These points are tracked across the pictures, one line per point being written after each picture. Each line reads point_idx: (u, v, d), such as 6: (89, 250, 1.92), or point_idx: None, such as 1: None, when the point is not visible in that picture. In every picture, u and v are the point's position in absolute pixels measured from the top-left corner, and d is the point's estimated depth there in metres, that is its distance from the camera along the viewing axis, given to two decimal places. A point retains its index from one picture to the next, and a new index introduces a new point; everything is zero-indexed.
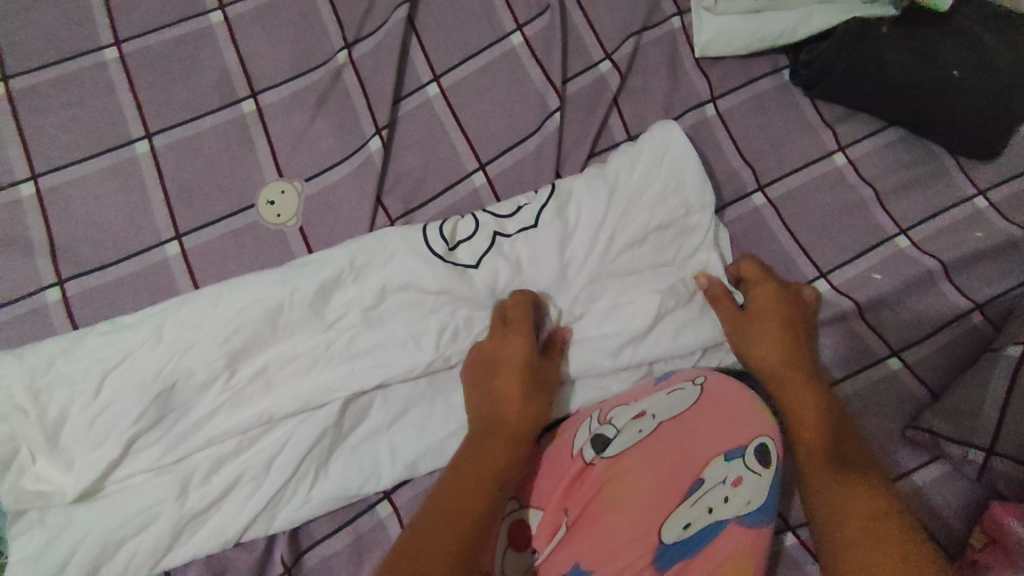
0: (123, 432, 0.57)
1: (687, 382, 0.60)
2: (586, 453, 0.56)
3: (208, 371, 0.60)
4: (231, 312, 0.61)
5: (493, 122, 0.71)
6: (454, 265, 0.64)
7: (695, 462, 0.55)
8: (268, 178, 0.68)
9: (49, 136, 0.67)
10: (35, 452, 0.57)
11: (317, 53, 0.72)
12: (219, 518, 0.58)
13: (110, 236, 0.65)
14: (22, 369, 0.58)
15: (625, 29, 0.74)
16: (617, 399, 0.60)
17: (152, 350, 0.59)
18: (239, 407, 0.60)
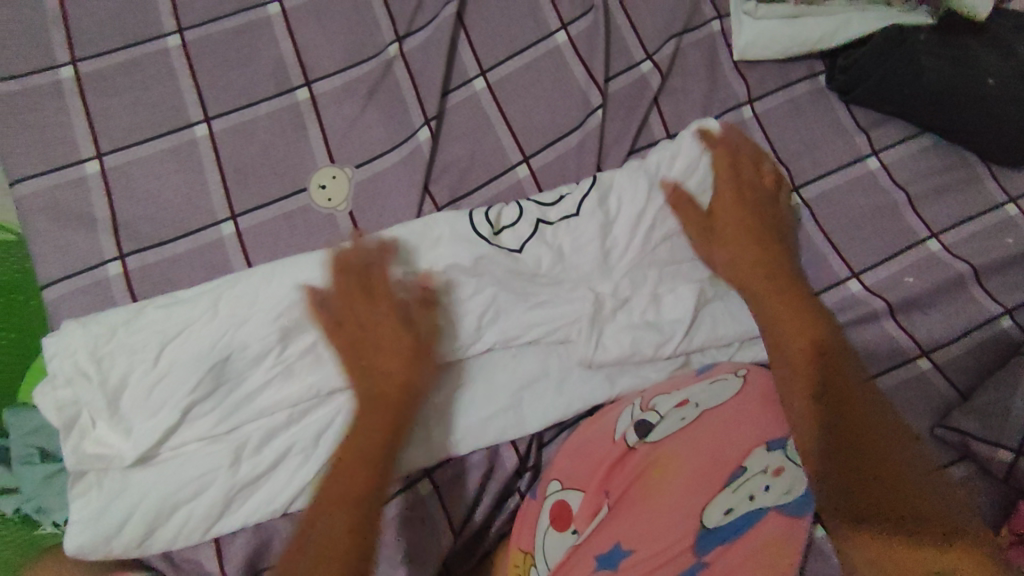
0: (179, 400, 0.60)
1: (730, 374, 0.63)
2: (630, 437, 0.59)
3: (259, 345, 0.62)
4: (285, 290, 0.63)
5: (537, 116, 0.73)
6: (501, 248, 0.66)
7: (736, 451, 0.57)
8: (320, 163, 0.70)
9: (114, 118, 0.70)
10: (95, 418, 0.59)
11: (369, 45, 0.75)
12: (269, 489, 0.61)
13: (168, 214, 0.68)
14: (86, 337, 0.60)
15: (667, 31, 0.77)
16: (657, 388, 0.63)
17: (208, 324, 0.62)
18: (290, 381, 0.62)
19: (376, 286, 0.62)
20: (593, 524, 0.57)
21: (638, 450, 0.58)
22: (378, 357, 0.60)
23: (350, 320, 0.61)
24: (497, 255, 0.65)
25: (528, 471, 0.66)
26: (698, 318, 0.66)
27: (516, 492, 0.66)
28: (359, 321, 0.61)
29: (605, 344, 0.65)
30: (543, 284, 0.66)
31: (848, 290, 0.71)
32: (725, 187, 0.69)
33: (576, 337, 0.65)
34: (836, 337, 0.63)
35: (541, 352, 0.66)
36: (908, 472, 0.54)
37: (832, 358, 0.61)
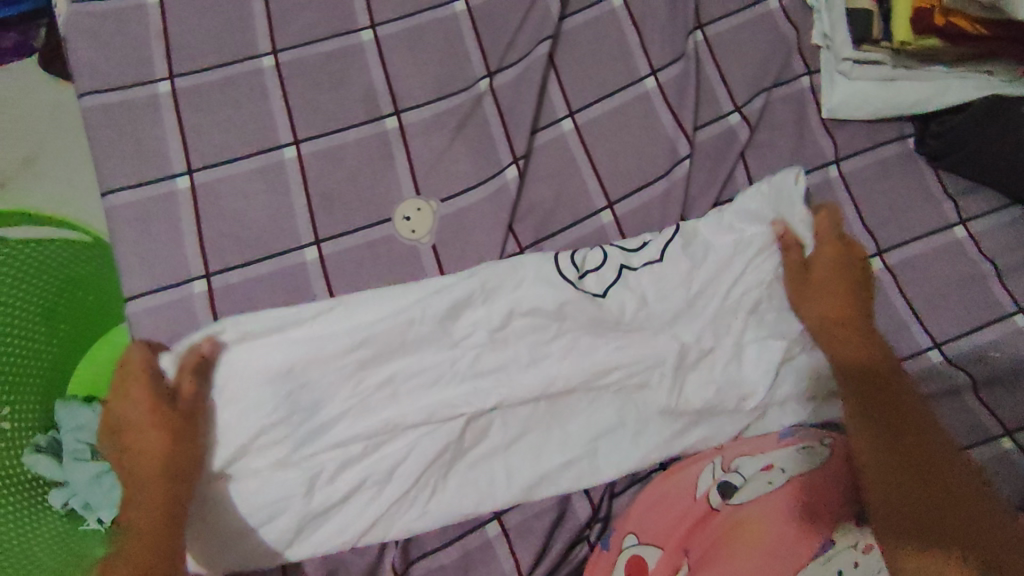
0: (257, 422, 0.60)
1: (817, 443, 0.63)
2: (713, 496, 0.61)
3: (333, 372, 0.62)
4: (365, 320, 0.63)
5: (623, 161, 0.74)
6: (586, 295, 0.66)
7: (824, 521, 0.57)
8: (406, 194, 0.71)
9: (207, 135, 0.71)
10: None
11: (459, 78, 0.75)
12: (342, 518, 0.62)
13: (251, 234, 0.69)
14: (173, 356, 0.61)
15: (756, 85, 0.77)
16: (741, 449, 0.64)
17: (283, 348, 0.62)
18: (365, 414, 0.62)
19: (130, 368, 0.60)
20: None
21: (722, 510, 0.60)
22: (144, 440, 0.58)
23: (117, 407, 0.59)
24: (585, 304, 0.65)
25: (599, 522, 0.66)
26: (781, 371, 0.67)
27: (585, 540, 0.66)
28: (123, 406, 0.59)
29: (688, 393, 0.66)
30: (626, 327, 0.66)
31: (927, 360, 0.70)
32: (826, 257, 0.66)
33: (658, 383, 0.65)
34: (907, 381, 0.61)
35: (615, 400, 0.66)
36: (985, 536, 0.51)
37: (904, 410, 0.59)
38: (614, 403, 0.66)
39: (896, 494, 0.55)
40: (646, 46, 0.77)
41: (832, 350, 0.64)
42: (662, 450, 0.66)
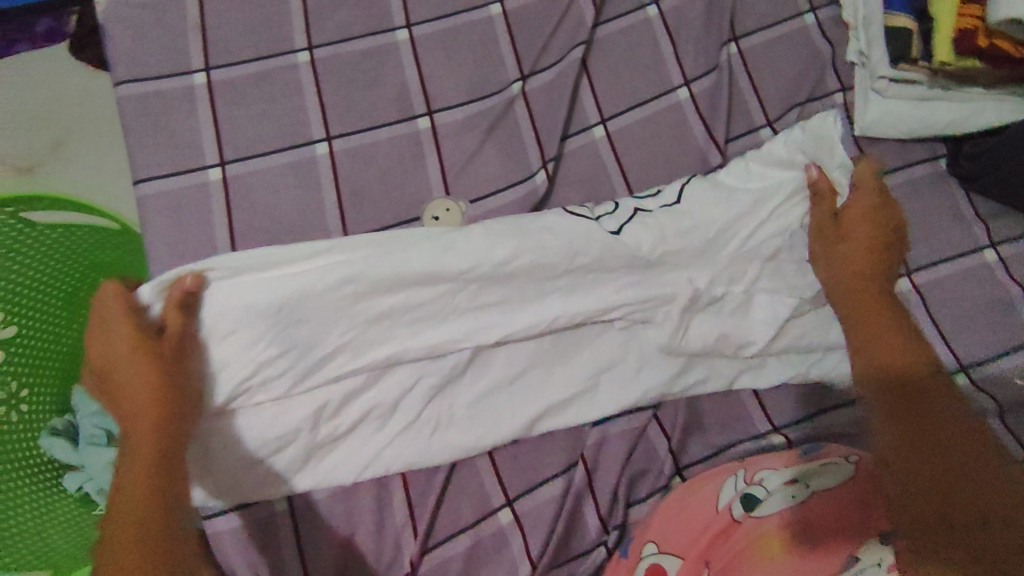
0: (255, 354, 0.60)
1: (840, 459, 0.62)
2: (736, 508, 0.61)
3: (326, 302, 0.62)
4: (364, 254, 0.63)
5: (652, 170, 0.75)
6: (602, 228, 0.68)
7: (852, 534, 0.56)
8: (436, 194, 0.71)
9: (241, 127, 0.72)
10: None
11: (492, 80, 0.75)
12: (343, 454, 0.63)
13: (281, 228, 0.69)
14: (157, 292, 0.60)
15: (789, 100, 0.78)
16: (762, 460, 0.65)
17: (273, 284, 0.61)
18: (365, 348, 0.63)
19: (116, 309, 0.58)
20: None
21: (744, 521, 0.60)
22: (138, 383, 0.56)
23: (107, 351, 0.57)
24: (594, 228, 0.68)
25: (616, 528, 0.65)
26: (786, 323, 0.69)
27: (603, 544, 0.64)
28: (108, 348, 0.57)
29: (690, 334, 0.67)
30: (637, 266, 0.68)
31: (953, 382, 0.69)
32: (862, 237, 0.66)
33: (664, 321, 0.67)
34: (939, 380, 0.59)
35: (621, 338, 0.68)
36: (997, 495, 0.49)
37: (921, 383, 0.59)
38: (635, 404, 0.66)
39: (915, 482, 0.53)
40: (679, 56, 0.77)
41: (862, 345, 0.63)
42: (664, 390, 0.67)
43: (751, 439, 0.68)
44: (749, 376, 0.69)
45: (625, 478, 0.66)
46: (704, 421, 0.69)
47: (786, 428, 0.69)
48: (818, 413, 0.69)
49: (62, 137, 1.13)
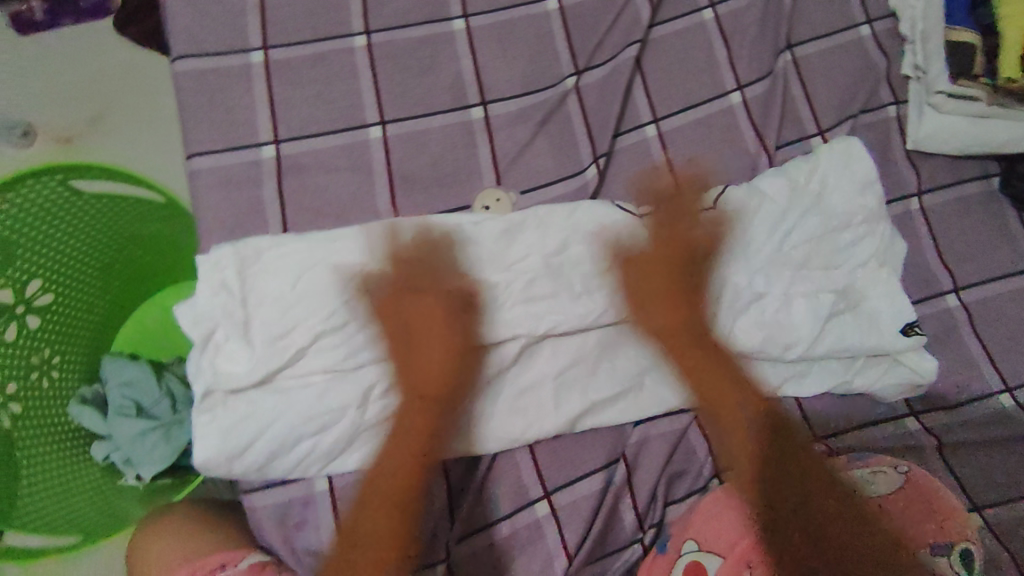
0: (315, 325, 0.64)
1: (890, 468, 0.63)
2: (777, 509, 0.63)
3: (390, 284, 0.66)
4: (426, 238, 0.67)
5: (703, 172, 0.74)
6: (644, 226, 0.70)
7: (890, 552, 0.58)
8: (486, 184, 0.71)
9: (295, 107, 0.72)
10: (227, 337, 0.64)
11: (546, 74, 0.75)
12: (392, 432, 0.66)
13: (332, 209, 0.70)
14: (235, 254, 0.64)
15: (841, 110, 0.77)
16: (810, 461, 0.65)
17: (343, 263, 0.66)
18: (419, 329, 0.66)
19: (415, 276, 0.67)
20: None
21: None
22: (427, 359, 0.65)
23: (428, 335, 0.65)
24: (634, 229, 0.69)
25: (651, 528, 0.66)
26: (825, 326, 0.67)
27: (638, 541, 0.66)
28: (425, 328, 0.66)
29: (734, 336, 0.67)
30: (681, 267, 0.69)
31: (996, 404, 0.68)
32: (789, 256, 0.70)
33: (707, 323, 0.68)
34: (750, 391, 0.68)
35: (666, 339, 0.69)
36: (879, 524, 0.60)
37: (724, 404, 0.67)
38: (675, 404, 0.68)
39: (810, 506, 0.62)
40: (733, 61, 0.77)
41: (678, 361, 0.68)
42: (705, 393, 0.67)
43: None
44: (793, 384, 0.69)
45: (663, 478, 0.67)
46: None
47: (828, 437, 0.68)
48: (852, 427, 0.69)
49: (99, 111, 1.16)
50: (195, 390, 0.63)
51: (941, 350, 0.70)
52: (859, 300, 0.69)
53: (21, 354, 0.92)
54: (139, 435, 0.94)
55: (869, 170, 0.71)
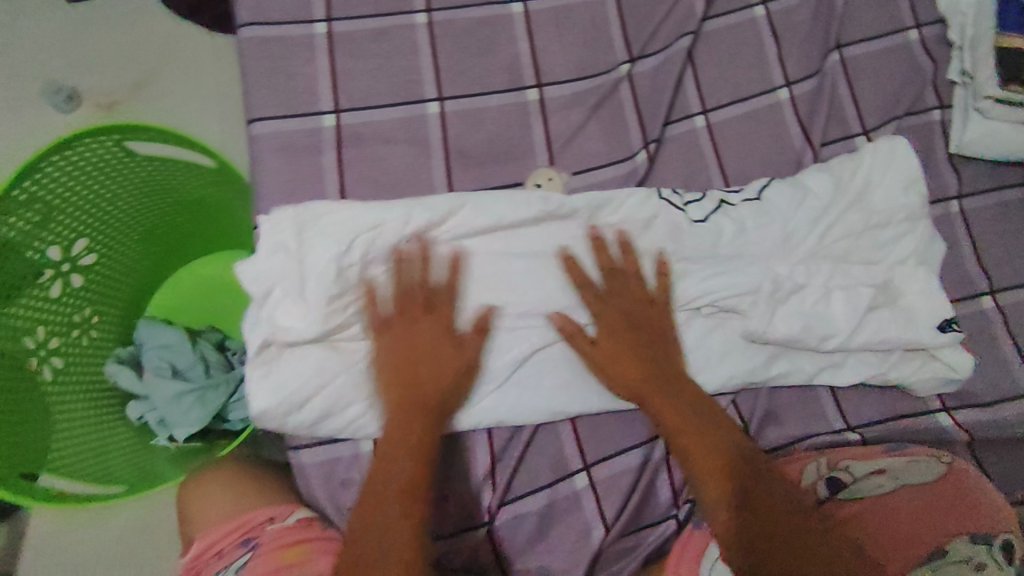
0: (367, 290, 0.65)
1: (931, 457, 0.64)
2: (820, 489, 0.64)
3: (444, 259, 0.67)
4: (480, 211, 0.68)
5: (749, 165, 0.76)
6: (687, 218, 0.70)
7: (921, 540, 0.57)
8: (539, 163, 0.74)
9: (356, 79, 0.74)
10: (281, 297, 0.65)
11: (601, 61, 0.77)
12: None
13: (389, 179, 0.72)
14: (294, 215, 0.66)
15: (887, 111, 0.79)
16: (847, 451, 0.67)
17: (396, 232, 0.66)
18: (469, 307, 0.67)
19: (623, 292, 0.67)
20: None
21: (828, 504, 0.63)
22: (438, 368, 0.64)
23: (626, 349, 0.65)
24: (676, 216, 0.70)
25: (686, 504, 0.69)
26: (865, 319, 0.67)
27: (673, 517, 0.69)
28: (620, 340, 0.65)
29: (776, 323, 0.67)
30: (722, 255, 0.70)
31: None
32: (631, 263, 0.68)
33: (750, 309, 0.68)
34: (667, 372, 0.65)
35: (707, 324, 0.70)
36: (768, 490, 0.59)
37: (645, 384, 0.64)
38: (714, 391, 0.69)
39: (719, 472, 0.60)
40: (782, 58, 0.79)
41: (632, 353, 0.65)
42: (742, 380, 0.69)
43: (827, 435, 0.70)
44: (829, 373, 0.70)
45: None
46: (781, 413, 0.71)
47: (861, 427, 0.70)
48: (884, 420, 0.70)
49: (144, 77, 1.18)
50: (249, 345, 0.65)
51: (976, 349, 0.72)
52: (902, 297, 0.69)
53: (65, 312, 0.95)
54: (175, 397, 0.96)
55: (917, 170, 0.71)
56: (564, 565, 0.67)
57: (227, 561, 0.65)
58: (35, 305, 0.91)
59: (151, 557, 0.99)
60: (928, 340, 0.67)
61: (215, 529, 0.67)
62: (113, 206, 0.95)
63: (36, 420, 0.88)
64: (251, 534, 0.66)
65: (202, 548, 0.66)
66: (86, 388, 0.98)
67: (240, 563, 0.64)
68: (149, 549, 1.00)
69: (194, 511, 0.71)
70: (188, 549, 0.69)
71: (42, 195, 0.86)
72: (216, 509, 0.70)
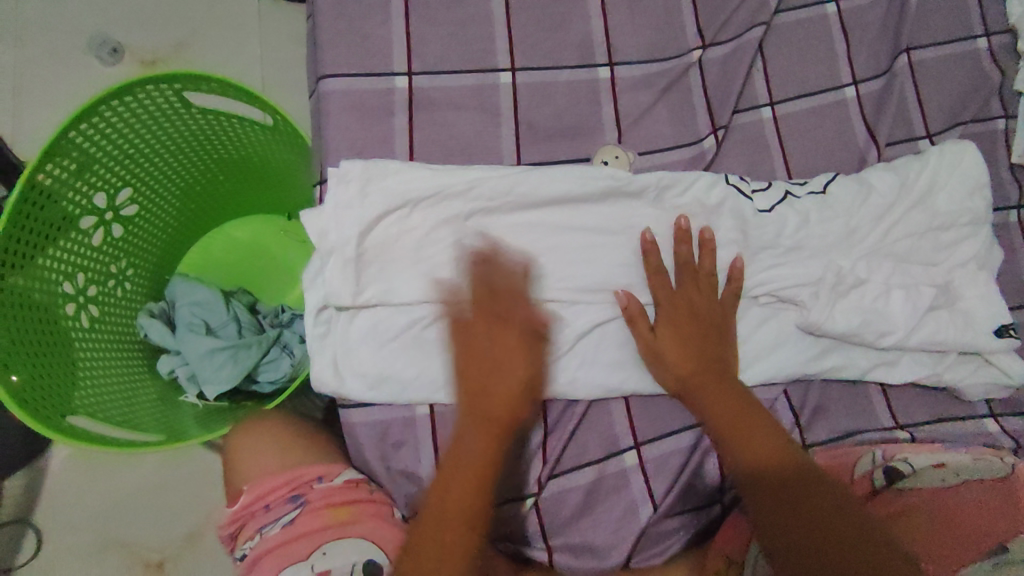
0: (433, 255, 0.64)
1: (996, 458, 0.65)
2: (875, 479, 0.66)
3: (509, 230, 0.66)
4: (550, 184, 0.67)
5: (813, 159, 0.77)
6: (754, 205, 0.69)
7: (986, 534, 0.56)
8: (606, 142, 0.75)
9: (429, 43, 0.73)
10: (340, 263, 0.63)
11: (672, 45, 0.77)
12: None
13: (457, 145, 0.72)
14: (363, 168, 0.64)
15: (953, 117, 0.79)
16: (902, 447, 0.68)
17: (461, 196, 0.65)
18: (530, 278, 0.66)
19: (694, 290, 0.66)
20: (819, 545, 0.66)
21: (882, 493, 0.65)
22: (501, 379, 0.62)
23: (683, 341, 0.65)
24: (743, 203, 0.69)
25: (731, 491, 0.69)
26: (923, 319, 0.68)
27: (718, 502, 0.70)
28: (678, 330, 0.65)
29: (835, 317, 0.67)
30: (784, 246, 0.69)
31: None
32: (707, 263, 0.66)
33: (809, 301, 0.67)
34: (715, 364, 0.64)
35: (763, 313, 0.70)
36: (809, 487, 0.57)
37: (689, 375, 0.64)
38: (767, 380, 0.69)
39: (759, 467, 0.59)
40: (851, 58, 0.78)
41: (679, 343, 0.65)
42: (795, 372, 0.69)
43: (877, 430, 0.70)
44: (883, 369, 0.70)
45: None
46: (832, 408, 0.71)
47: (911, 426, 0.70)
48: (932, 419, 0.71)
49: (185, 38, 1.17)
50: (310, 304, 0.66)
51: None
52: (961, 300, 0.69)
53: (103, 262, 0.95)
54: (207, 353, 0.95)
55: (985, 177, 0.71)
56: (607, 541, 0.67)
57: (274, 514, 0.68)
58: (78, 254, 0.91)
59: (174, 508, 1.04)
60: (984, 344, 0.68)
61: (260, 483, 0.70)
62: (154, 161, 0.94)
63: (68, 364, 0.87)
64: (297, 492, 0.69)
65: (248, 501, 0.69)
66: (116, 339, 0.97)
67: (287, 519, 0.67)
68: (170, 505, 1.04)
69: (239, 465, 0.73)
70: (235, 500, 0.71)
71: (82, 146, 0.84)
72: (258, 465, 0.73)
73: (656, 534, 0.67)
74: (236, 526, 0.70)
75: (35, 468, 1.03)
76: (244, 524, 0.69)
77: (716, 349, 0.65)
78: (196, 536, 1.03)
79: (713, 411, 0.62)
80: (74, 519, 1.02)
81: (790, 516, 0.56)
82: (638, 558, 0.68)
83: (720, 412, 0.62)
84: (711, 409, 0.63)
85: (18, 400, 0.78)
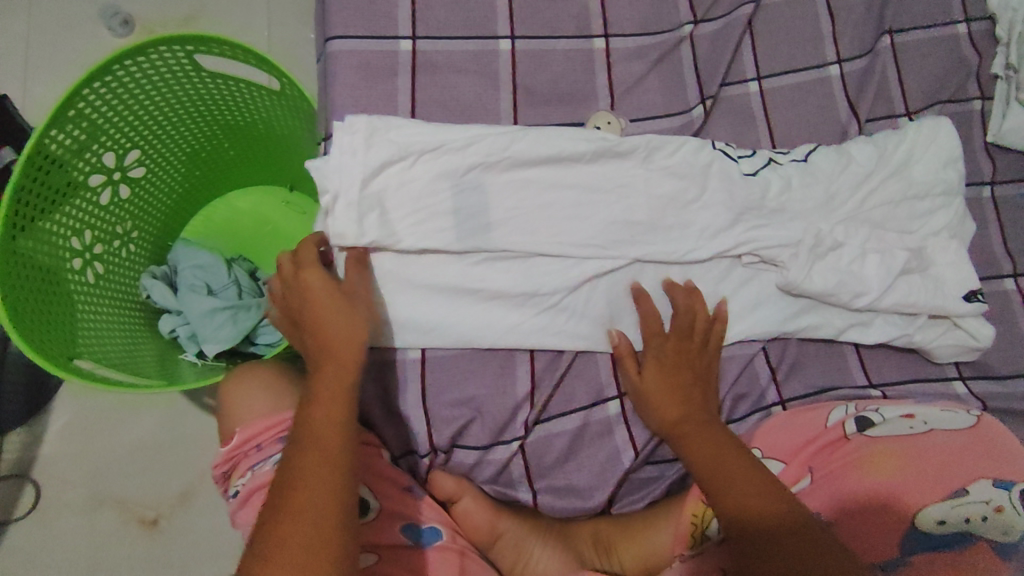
0: (432, 205, 0.67)
1: (961, 410, 0.70)
2: (848, 426, 0.70)
3: (505, 186, 0.69)
4: (544, 142, 0.70)
5: (796, 131, 0.80)
6: (739, 169, 0.73)
7: (951, 478, 0.64)
8: (600, 108, 0.78)
9: (433, 8, 0.76)
10: (340, 208, 0.65)
11: (665, 19, 0.80)
12: (481, 318, 0.69)
13: (457, 106, 0.76)
14: (366, 122, 0.67)
15: (932, 96, 0.82)
16: (878, 402, 0.72)
17: (458, 151, 0.68)
18: (524, 230, 0.69)
19: (684, 329, 0.70)
20: (795, 489, 0.70)
21: (855, 438, 0.69)
22: (327, 313, 0.61)
23: (677, 358, 0.69)
24: (729, 166, 0.72)
25: None
26: (896, 282, 0.71)
27: None
28: (663, 355, 0.69)
29: (813, 277, 0.70)
30: (768, 208, 0.72)
31: None
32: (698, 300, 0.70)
33: (789, 262, 0.71)
34: (700, 380, 0.69)
35: (745, 274, 0.73)
36: (755, 473, 0.60)
37: (673, 391, 0.68)
38: (748, 337, 0.73)
39: (726, 462, 0.62)
40: (837, 36, 0.81)
41: (662, 360, 0.69)
42: (773, 331, 0.73)
43: (851, 387, 0.74)
44: (858, 331, 0.74)
45: (730, 396, 0.74)
46: (809, 366, 0.75)
47: (884, 385, 0.74)
48: (903, 379, 0.75)
49: (192, 13, 1.20)
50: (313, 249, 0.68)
51: (995, 323, 0.77)
52: (933, 267, 0.73)
53: (108, 223, 0.97)
54: (209, 313, 0.97)
55: (960, 150, 0.75)
56: (590, 483, 0.72)
57: (266, 453, 0.72)
58: (85, 211, 0.93)
59: (170, 464, 1.06)
60: (954, 308, 0.71)
61: (252, 426, 0.73)
62: (162, 129, 0.97)
63: (70, 315, 0.89)
64: (288, 433, 0.72)
65: (241, 441, 0.72)
66: (120, 298, 0.99)
67: (278, 457, 0.70)
68: (166, 462, 1.06)
69: (231, 409, 0.76)
70: (228, 441, 0.74)
71: (92, 105, 0.87)
72: (249, 409, 0.75)
73: (635, 476, 0.73)
74: (229, 466, 0.73)
75: (34, 426, 1.05)
76: (237, 463, 0.73)
77: (705, 369, 0.70)
78: (190, 494, 1.06)
79: (692, 421, 0.66)
80: (70, 475, 1.04)
81: (745, 498, 0.58)
82: (619, 504, 0.74)
83: (693, 420, 0.66)
84: (693, 420, 0.66)
85: (26, 340, 0.81)
